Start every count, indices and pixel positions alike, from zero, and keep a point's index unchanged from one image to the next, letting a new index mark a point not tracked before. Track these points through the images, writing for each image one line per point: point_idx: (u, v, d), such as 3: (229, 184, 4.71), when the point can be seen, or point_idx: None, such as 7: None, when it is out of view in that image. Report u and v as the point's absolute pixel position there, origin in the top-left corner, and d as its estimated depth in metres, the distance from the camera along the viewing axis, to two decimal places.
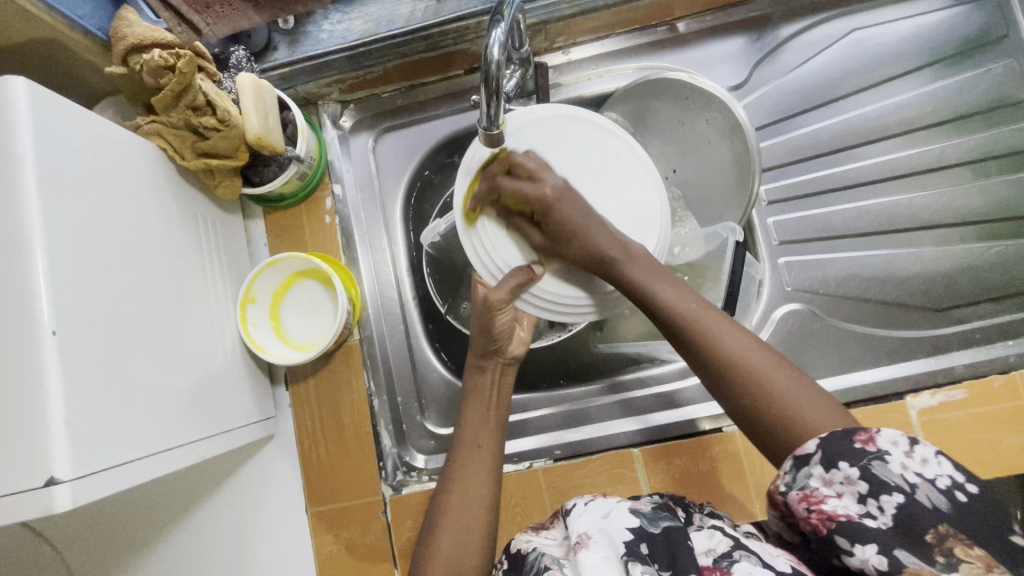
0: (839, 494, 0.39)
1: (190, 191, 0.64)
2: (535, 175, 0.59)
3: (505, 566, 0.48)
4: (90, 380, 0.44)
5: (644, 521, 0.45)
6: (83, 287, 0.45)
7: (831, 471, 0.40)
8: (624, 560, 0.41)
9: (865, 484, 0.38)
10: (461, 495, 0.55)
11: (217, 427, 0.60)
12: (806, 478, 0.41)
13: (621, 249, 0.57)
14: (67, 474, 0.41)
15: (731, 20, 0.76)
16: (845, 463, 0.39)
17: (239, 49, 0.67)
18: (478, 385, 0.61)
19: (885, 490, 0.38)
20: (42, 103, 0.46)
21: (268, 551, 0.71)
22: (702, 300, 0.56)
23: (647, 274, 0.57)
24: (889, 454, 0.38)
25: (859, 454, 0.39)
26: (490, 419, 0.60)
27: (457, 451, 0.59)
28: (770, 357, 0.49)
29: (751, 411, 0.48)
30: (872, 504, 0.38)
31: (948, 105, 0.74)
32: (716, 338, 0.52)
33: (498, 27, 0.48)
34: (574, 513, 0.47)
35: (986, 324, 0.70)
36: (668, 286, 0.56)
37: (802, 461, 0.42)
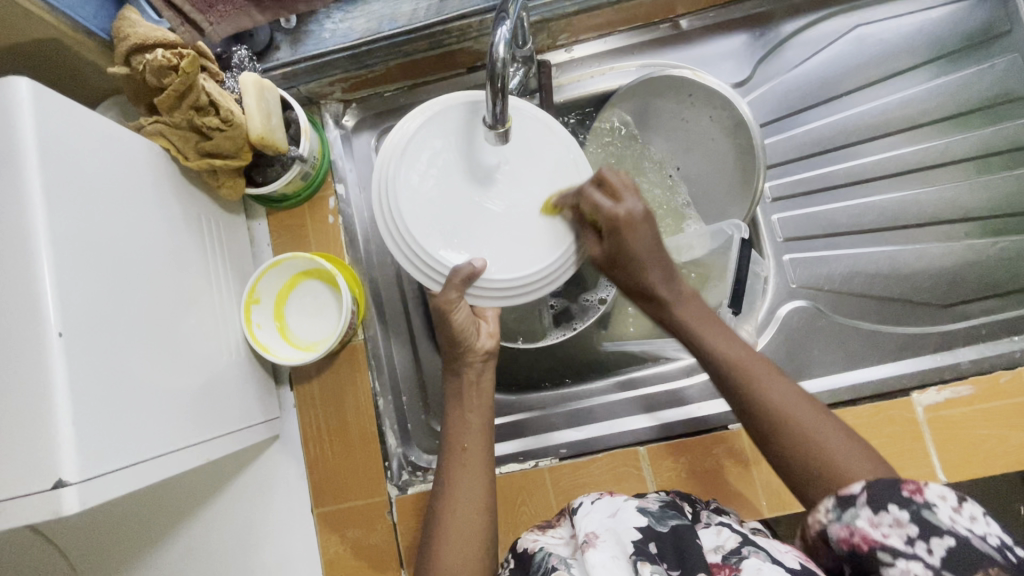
0: (886, 534, 0.38)
1: (193, 192, 0.64)
2: (617, 195, 0.57)
3: (512, 565, 0.49)
4: (97, 383, 0.44)
5: (652, 520, 0.45)
6: (88, 288, 0.45)
7: (879, 514, 0.38)
8: (632, 559, 0.41)
9: (915, 528, 0.37)
10: (454, 500, 0.55)
11: (222, 428, 0.60)
12: (853, 518, 0.40)
13: (673, 292, 0.59)
14: (76, 476, 0.41)
15: (734, 17, 0.75)
16: (895, 507, 0.38)
17: (241, 49, 0.67)
18: (456, 388, 0.60)
19: (936, 534, 0.36)
20: (46, 105, 0.45)
21: (275, 552, 0.71)
22: (750, 348, 0.56)
23: (696, 317, 0.58)
24: (938, 505, 0.37)
25: (908, 499, 0.38)
26: (471, 418, 0.58)
27: (443, 460, 0.57)
28: (819, 415, 0.50)
29: (799, 471, 0.48)
30: (921, 547, 0.36)
31: (952, 101, 0.74)
32: (767, 394, 0.52)
33: (504, 25, 0.48)
34: (580, 513, 0.48)
35: (991, 320, 0.70)
36: (718, 334, 0.57)
37: (847, 501, 0.41)
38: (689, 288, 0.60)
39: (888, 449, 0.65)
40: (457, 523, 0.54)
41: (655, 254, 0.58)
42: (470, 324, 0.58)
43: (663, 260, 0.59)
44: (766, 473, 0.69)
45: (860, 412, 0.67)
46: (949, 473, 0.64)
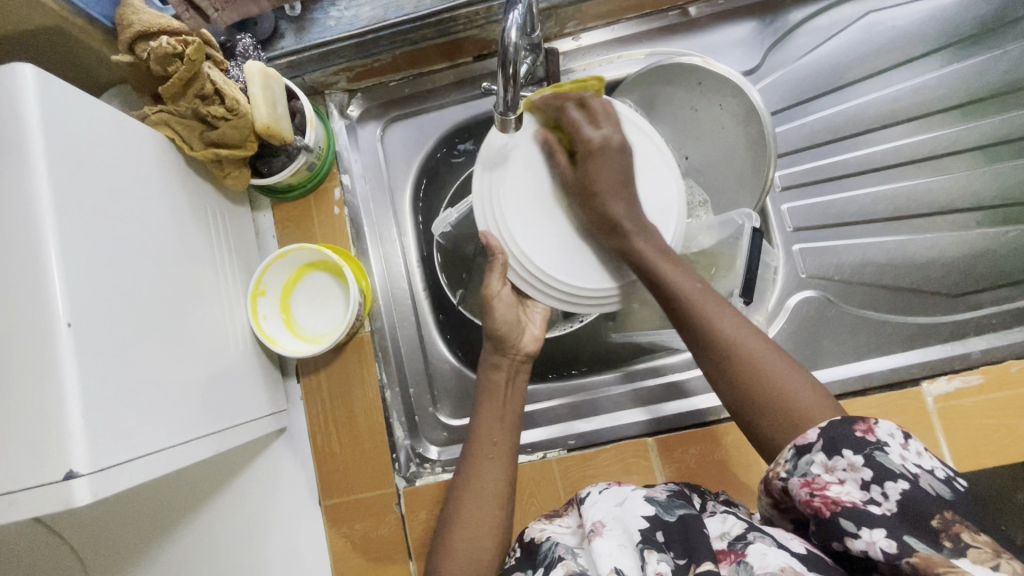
0: (841, 480, 0.39)
1: (198, 182, 0.63)
2: (598, 120, 0.59)
3: (518, 554, 0.49)
4: (105, 375, 0.43)
5: (659, 509, 0.45)
6: (94, 279, 0.44)
7: (833, 459, 0.40)
8: (639, 548, 0.42)
9: (869, 471, 0.38)
10: (477, 490, 0.54)
11: (228, 421, 0.59)
12: (807, 465, 0.41)
13: (635, 222, 0.57)
14: (85, 468, 0.40)
15: (744, 3, 0.74)
16: (848, 451, 0.39)
17: (245, 37, 0.66)
18: (491, 381, 0.61)
19: (890, 478, 0.38)
20: (49, 93, 0.45)
21: (283, 544, 0.71)
22: (706, 284, 0.56)
23: (659, 253, 0.56)
24: (889, 444, 0.39)
25: (861, 441, 0.39)
26: (506, 417, 0.59)
27: (470, 450, 0.57)
28: (771, 349, 0.50)
29: (751, 406, 0.48)
30: (877, 491, 0.38)
31: (965, 88, 0.73)
32: (720, 328, 0.52)
33: (516, 10, 0.48)
34: (587, 502, 0.48)
35: (1002, 310, 0.69)
36: (679, 270, 0.56)
37: (804, 450, 0.42)
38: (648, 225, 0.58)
39: None
40: (474, 513, 0.53)
41: (619, 175, 0.58)
42: (513, 316, 0.61)
43: (624, 188, 0.58)
44: None
45: (870, 402, 0.66)
46: (958, 463, 0.64)
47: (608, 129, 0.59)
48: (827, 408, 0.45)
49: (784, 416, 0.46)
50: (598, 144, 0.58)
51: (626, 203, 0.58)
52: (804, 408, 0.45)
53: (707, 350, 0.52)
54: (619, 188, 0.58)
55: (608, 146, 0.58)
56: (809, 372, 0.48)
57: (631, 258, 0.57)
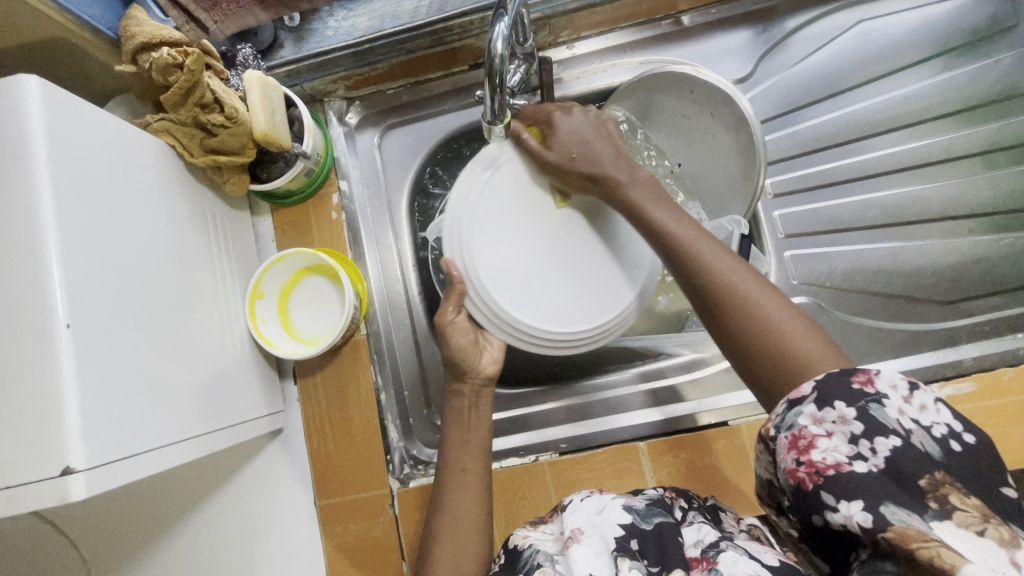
0: (829, 434, 0.36)
1: (199, 188, 0.65)
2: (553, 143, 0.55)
3: (502, 561, 0.49)
4: (103, 375, 0.45)
5: (637, 518, 0.45)
6: (95, 282, 0.46)
7: (823, 411, 0.37)
8: (614, 556, 0.42)
9: (859, 424, 0.35)
10: (451, 521, 0.54)
11: (224, 422, 0.60)
12: (796, 417, 0.38)
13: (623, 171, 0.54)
14: (83, 464, 0.42)
15: (736, 12, 0.75)
16: (840, 403, 0.36)
17: (245, 48, 0.67)
18: (456, 408, 0.61)
19: (881, 433, 0.35)
20: (54, 103, 0.46)
21: (278, 543, 0.73)
22: (700, 227, 0.52)
23: (650, 197, 0.53)
24: (888, 397, 0.36)
25: (855, 394, 0.36)
26: (472, 442, 0.58)
27: (442, 479, 0.57)
28: (765, 286, 0.46)
29: (742, 350, 0.44)
30: (865, 447, 0.35)
31: (957, 96, 0.74)
32: (710, 266, 0.48)
33: (502, 22, 0.49)
34: (569, 508, 0.48)
35: (994, 317, 0.69)
36: (669, 210, 0.53)
37: (794, 402, 0.38)
38: (644, 173, 0.55)
39: None
40: (450, 545, 0.52)
41: (609, 143, 0.56)
42: (471, 342, 0.60)
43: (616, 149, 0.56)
44: None
45: None
46: None
47: (582, 115, 0.57)
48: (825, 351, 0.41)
49: (772, 357, 0.42)
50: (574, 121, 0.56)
51: (620, 159, 0.55)
52: (805, 354, 0.41)
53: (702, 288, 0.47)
54: (608, 151, 0.55)
55: (588, 126, 0.56)
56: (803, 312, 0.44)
57: (624, 202, 0.54)
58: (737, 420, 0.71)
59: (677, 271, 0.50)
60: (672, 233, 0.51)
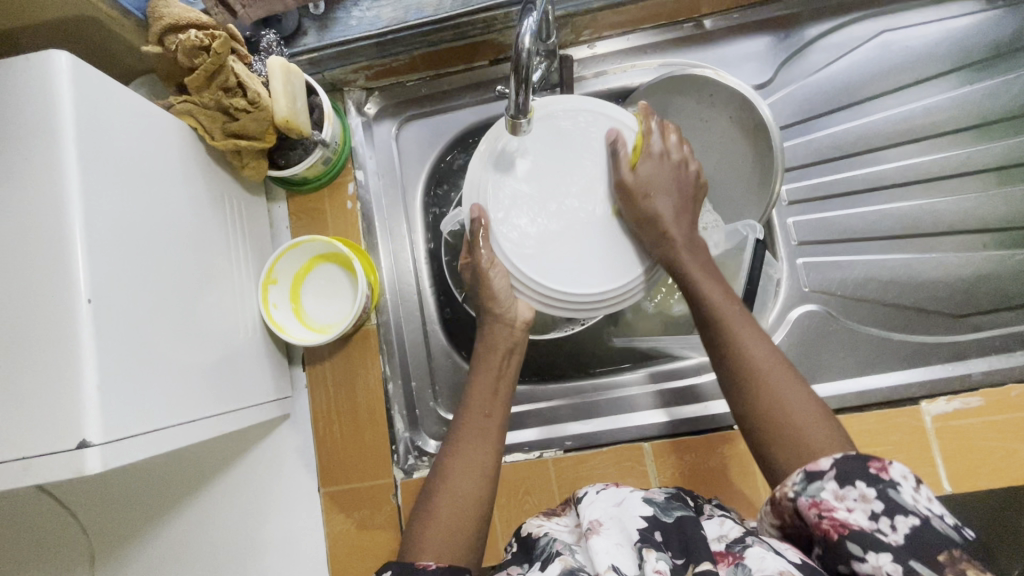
0: (850, 507, 0.40)
1: (218, 171, 0.65)
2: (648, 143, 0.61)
3: (516, 548, 0.50)
4: (121, 352, 0.45)
5: (657, 510, 0.46)
6: (114, 259, 0.46)
7: (844, 488, 0.41)
8: (637, 547, 0.43)
9: (879, 502, 0.39)
10: (465, 464, 0.54)
11: (234, 403, 0.61)
12: (818, 489, 0.42)
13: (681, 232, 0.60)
14: (99, 437, 0.42)
15: (758, 18, 0.75)
16: (861, 482, 0.40)
17: (269, 33, 0.68)
18: (485, 359, 0.62)
19: (901, 512, 0.38)
20: (83, 80, 0.47)
21: (281, 527, 0.73)
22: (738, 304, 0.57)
23: (704, 271, 0.60)
24: (901, 484, 0.40)
25: (874, 477, 0.40)
26: (497, 392, 0.59)
27: (460, 424, 0.57)
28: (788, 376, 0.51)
29: (766, 436, 0.49)
30: (885, 522, 0.38)
31: (976, 111, 0.74)
32: (744, 347, 0.53)
33: (531, 16, 0.49)
34: (585, 501, 0.49)
35: (1005, 332, 0.70)
36: (718, 287, 0.59)
37: (814, 475, 0.43)
38: (699, 240, 0.62)
39: (894, 456, 0.65)
40: (460, 485, 0.52)
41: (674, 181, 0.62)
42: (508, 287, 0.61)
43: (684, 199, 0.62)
44: None
45: (867, 418, 0.66)
46: (954, 484, 0.64)
47: (663, 146, 0.62)
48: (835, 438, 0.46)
49: (789, 439, 0.47)
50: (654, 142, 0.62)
51: (680, 217, 0.61)
52: (815, 440, 0.46)
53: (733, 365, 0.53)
54: (678, 201, 0.62)
55: (663, 163, 0.61)
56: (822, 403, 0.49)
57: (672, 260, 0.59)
58: None
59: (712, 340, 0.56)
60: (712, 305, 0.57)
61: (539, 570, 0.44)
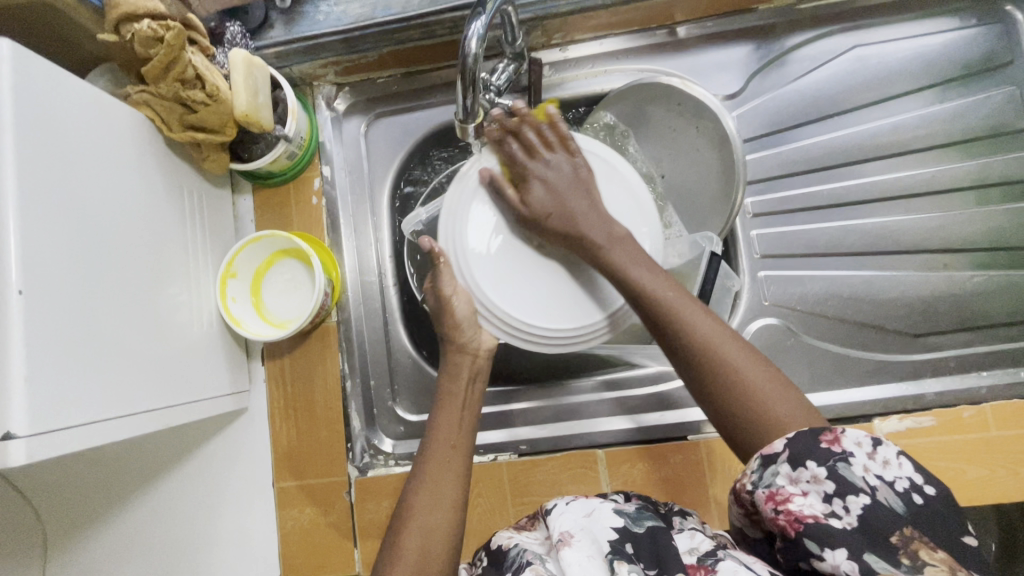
0: (804, 492, 0.39)
1: (178, 163, 0.65)
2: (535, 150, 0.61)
3: (484, 562, 0.50)
4: (54, 343, 0.45)
5: (628, 521, 0.47)
6: (49, 250, 0.46)
7: (797, 470, 0.40)
8: (608, 559, 0.43)
9: (831, 483, 0.38)
10: (431, 500, 0.52)
11: (184, 398, 0.61)
12: (773, 476, 0.41)
13: (603, 231, 0.57)
14: (25, 430, 0.42)
15: (732, 28, 0.75)
16: (811, 463, 0.39)
17: (234, 24, 0.67)
18: (450, 390, 0.60)
19: (851, 492, 0.38)
20: (25, 68, 0.46)
21: (235, 520, 0.73)
22: (678, 287, 0.54)
23: (630, 259, 0.55)
24: (854, 455, 0.39)
25: (826, 454, 0.39)
26: (463, 421, 0.58)
27: (425, 456, 0.56)
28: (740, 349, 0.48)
29: (733, 418, 0.46)
30: (837, 504, 0.38)
31: (944, 131, 0.73)
32: (688, 326, 0.50)
33: (479, 19, 0.50)
34: (554, 512, 0.49)
35: (961, 354, 0.70)
36: (646, 269, 0.55)
37: (769, 459, 0.41)
38: (620, 229, 0.57)
39: None
40: (429, 518, 0.50)
41: (578, 188, 0.59)
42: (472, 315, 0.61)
43: (587, 196, 0.59)
44: (721, 486, 0.69)
45: None
46: None
47: (561, 157, 0.60)
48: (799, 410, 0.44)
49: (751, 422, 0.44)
50: (547, 164, 0.60)
51: (595, 217, 0.57)
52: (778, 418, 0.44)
53: (682, 349, 0.50)
54: (586, 211, 0.58)
55: (561, 169, 0.60)
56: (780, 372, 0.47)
57: (603, 261, 0.56)
58: (695, 436, 0.72)
59: (658, 329, 0.52)
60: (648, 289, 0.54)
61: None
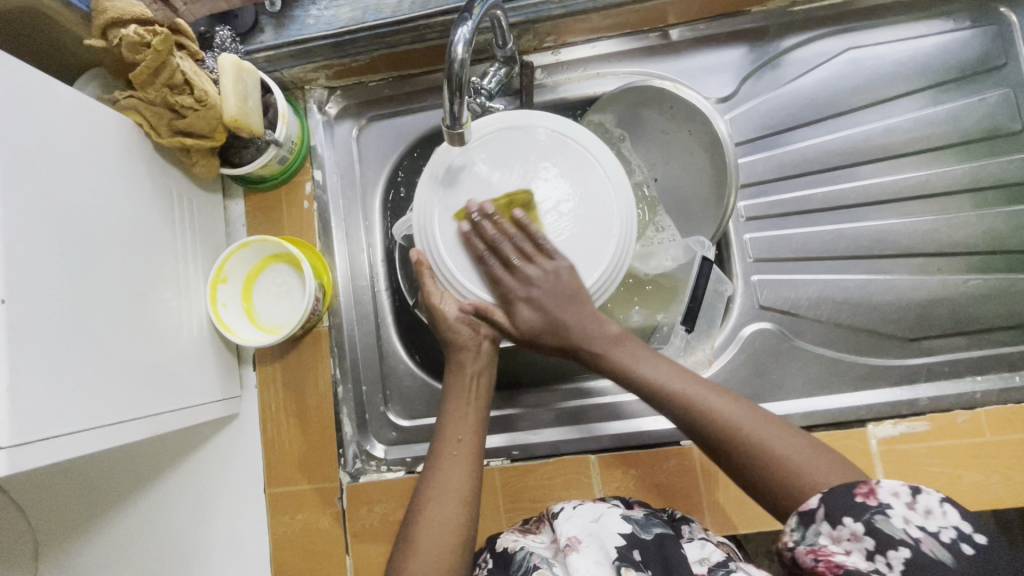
0: (847, 550, 0.39)
1: (167, 168, 0.65)
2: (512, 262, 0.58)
3: (490, 565, 0.50)
4: (40, 350, 0.45)
5: (636, 528, 0.47)
6: (34, 259, 0.46)
7: (837, 527, 0.40)
8: (616, 565, 0.43)
9: (870, 539, 0.38)
10: (439, 497, 0.53)
11: (174, 404, 0.61)
12: (816, 535, 0.41)
13: (599, 327, 0.58)
14: (9, 439, 0.42)
15: (725, 30, 0.75)
16: (850, 519, 0.40)
17: (223, 29, 0.67)
18: (456, 383, 0.60)
19: (891, 545, 0.38)
20: (9, 74, 0.46)
21: (226, 526, 0.73)
22: (686, 373, 0.56)
23: (629, 356, 0.58)
24: (890, 508, 0.39)
25: (861, 507, 0.40)
26: (470, 414, 0.58)
27: (434, 452, 0.56)
28: (757, 417, 0.51)
29: (768, 488, 0.48)
30: (880, 561, 0.38)
31: (938, 134, 0.73)
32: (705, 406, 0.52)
33: (465, 25, 0.50)
34: (561, 517, 0.49)
35: (955, 358, 0.69)
36: (656, 364, 0.57)
37: (808, 518, 0.42)
38: (614, 327, 0.59)
39: None
40: (439, 513, 0.51)
41: (562, 295, 0.57)
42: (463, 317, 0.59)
43: (575, 302, 0.57)
44: (715, 491, 0.69)
45: None
46: None
47: (543, 264, 0.57)
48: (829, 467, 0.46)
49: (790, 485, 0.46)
50: (525, 279, 0.57)
51: (587, 320, 0.58)
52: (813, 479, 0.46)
53: (706, 436, 0.52)
54: (578, 319, 0.58)
55: (547, 279, 0.57)
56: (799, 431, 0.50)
57: (608, 363, 0.58)
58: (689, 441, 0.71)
59: (680, 419, 0.54)
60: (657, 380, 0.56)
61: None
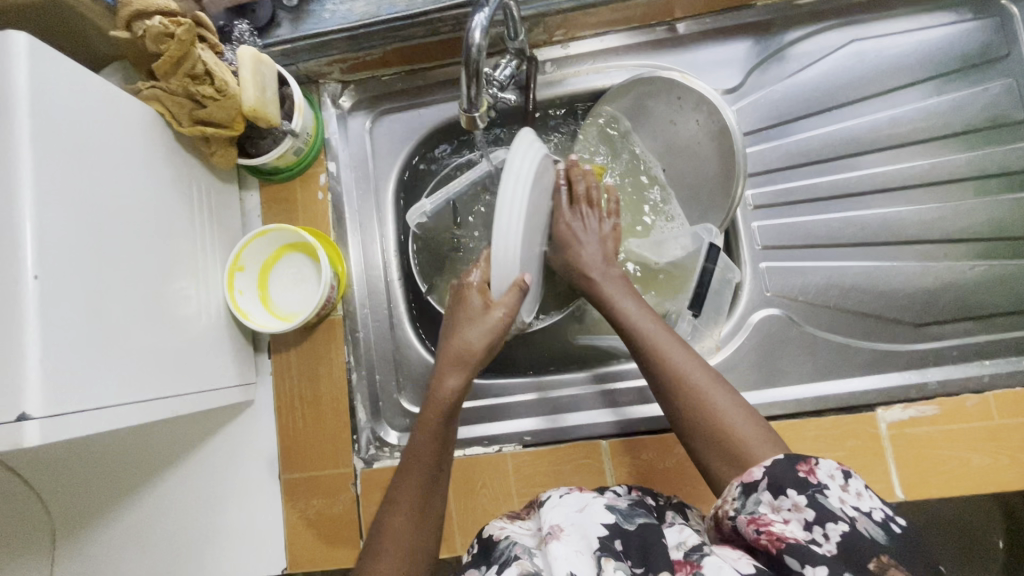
0: (786, 519, 0.42)
1: (187, 158, 0.66)
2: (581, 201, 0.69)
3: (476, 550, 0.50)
4: (72, 328, 0.47)
5: (620, 517, 0.47)
6: (67, 241, 0.48)
7: (779, 498, 0.44)
8: (596, 556, 0.43)
9: (810, 511, 0.42)
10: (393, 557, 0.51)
11: (194, 387, 0.62)
12: (755, 504, 0.45)
13: (601, 267, 0.66)
14: (40, 411, 0.43)
15: (730, 23, 0.76)
16: (792, 491, 0.43)
17: (242, 23, 0.69)
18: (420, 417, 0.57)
19: (831, 519, 0.41)
20: (40, 61, 0.48)
21: (242, 512, 0.74)
22: (660, 321, 0.61)
23: (617, 292, 0.64)
24: (828, 487, 0.43)
25: (804, 483, 0.43)
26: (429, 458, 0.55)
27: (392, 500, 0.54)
28: (714, 378, 0.55)
29: (708, 443, 0.52)
30: (817, 531, 0.41)
31: (943, 123, 0.74)
32: (671, 357, 0.57)
33: (481, 12, 0.52)
34: (547, 505, 0.49)
35: (963, 343, 0.70)
36: (637, 305, 0.63)
37: (750, 488, 0.46)
38: (615, 270, 0.66)
39: (849, 461, 0.66)
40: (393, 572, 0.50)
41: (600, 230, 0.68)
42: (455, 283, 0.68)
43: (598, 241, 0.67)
44: None
45: (824, 423, 0.67)
46: (906, 491, 0.65)
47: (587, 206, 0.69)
48: (759, 435, 0.51)
49: (727, 451, 0.51)
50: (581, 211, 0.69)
51: (598, 257, 0.66)
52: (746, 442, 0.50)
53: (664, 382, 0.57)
54: (592, 253, 0.66)
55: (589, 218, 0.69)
56: (744, 401, 0.54)
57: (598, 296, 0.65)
58: None
59: (644, 360, 0.59)
60: (632, 318, 0.61)
61: (495, 574, 0.45)
